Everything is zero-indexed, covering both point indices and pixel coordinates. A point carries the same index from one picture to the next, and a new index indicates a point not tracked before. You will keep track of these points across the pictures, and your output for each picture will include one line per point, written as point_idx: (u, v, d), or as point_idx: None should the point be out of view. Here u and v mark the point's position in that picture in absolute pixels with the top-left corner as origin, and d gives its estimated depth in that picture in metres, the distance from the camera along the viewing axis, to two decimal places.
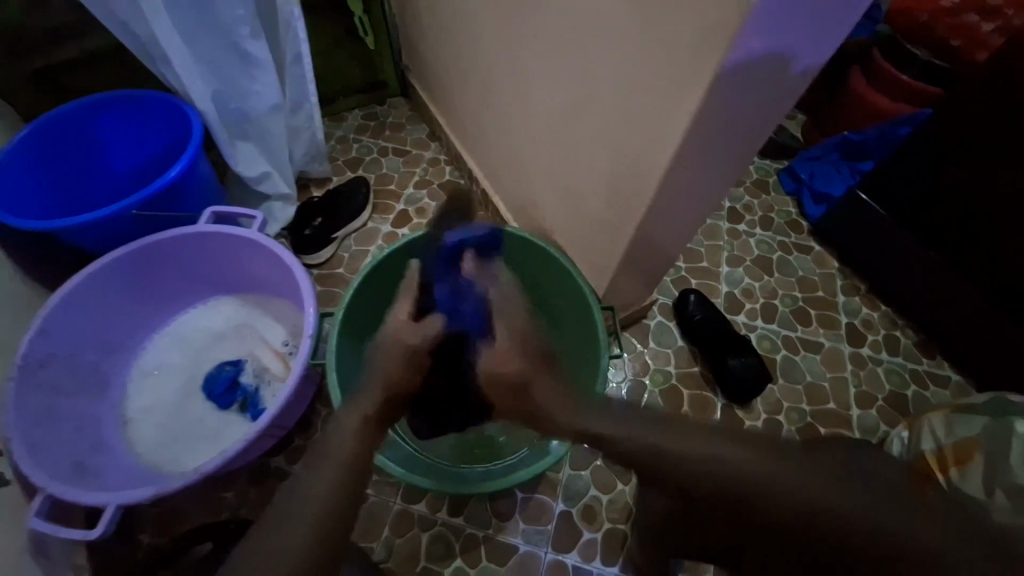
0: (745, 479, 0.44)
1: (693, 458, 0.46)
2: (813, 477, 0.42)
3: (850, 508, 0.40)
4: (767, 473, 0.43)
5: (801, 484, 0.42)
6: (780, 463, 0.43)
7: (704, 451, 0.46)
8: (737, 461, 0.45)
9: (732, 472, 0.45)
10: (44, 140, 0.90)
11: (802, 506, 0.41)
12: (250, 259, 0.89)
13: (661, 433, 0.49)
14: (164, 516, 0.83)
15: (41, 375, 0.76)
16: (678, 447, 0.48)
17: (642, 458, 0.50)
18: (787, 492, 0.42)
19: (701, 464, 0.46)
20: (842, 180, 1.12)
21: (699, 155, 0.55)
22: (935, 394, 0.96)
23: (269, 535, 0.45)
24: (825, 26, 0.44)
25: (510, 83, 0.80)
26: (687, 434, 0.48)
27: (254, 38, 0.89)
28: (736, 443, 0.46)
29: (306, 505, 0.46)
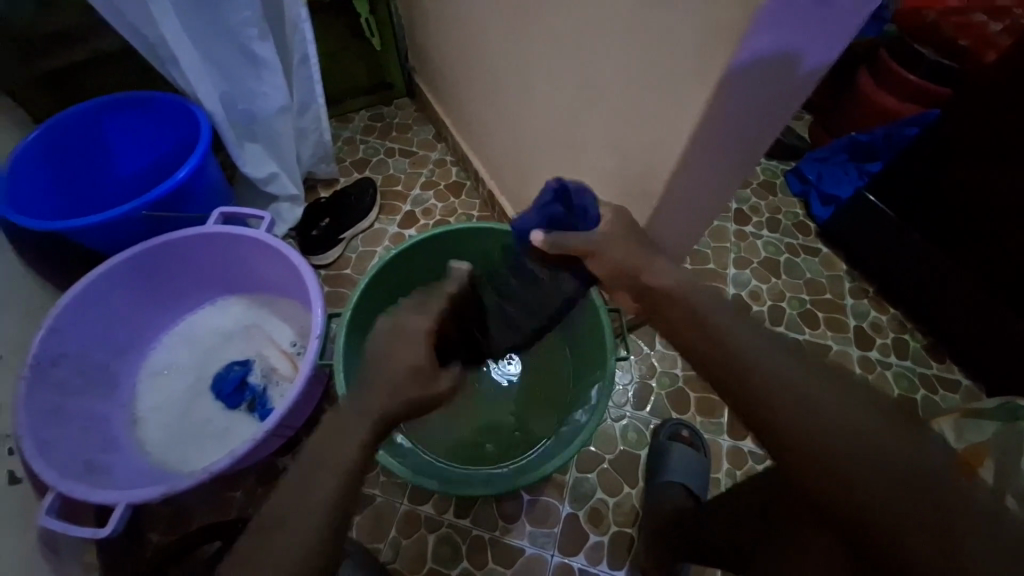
0: (789, 383, 0.40)
1: (743, 350, 0.44)
2: (859, 404, 0.37)
3: (886, 442, 0.35)
4: (814, 386, 0.39)
5: (843, 404, 0.38)
6: (832, 383, 0.39)
7: (756, 359, 0.43)
8: (790, 380, 0.40)
9: (775, 371, 0.41)
10: (56, 142, 0.91)
11: (833, 427, 0.37)
12: (259, 260, 0.89)
13: (716, 312, 0.49)
14: (173, 515, 0.84)
15: (53, 374, 0.77)
16: (730, 340, 0.46)
17: (693, 341, 0.49)
18: (823, 411, 0.38)
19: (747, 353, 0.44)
20: (850, 182, 1.11)
21: (707, 158, 0.55)
22: (944, 398, 0.96)
23: (263, 521, 0.41)
24: (834, 27, 0.44)
25: (517, 85, 0.80)
26: (741, 326, 0.47)
27: (262, 39, 0.90)
28: (802, 366, 0.41)
29: (299, 494, 0.42)
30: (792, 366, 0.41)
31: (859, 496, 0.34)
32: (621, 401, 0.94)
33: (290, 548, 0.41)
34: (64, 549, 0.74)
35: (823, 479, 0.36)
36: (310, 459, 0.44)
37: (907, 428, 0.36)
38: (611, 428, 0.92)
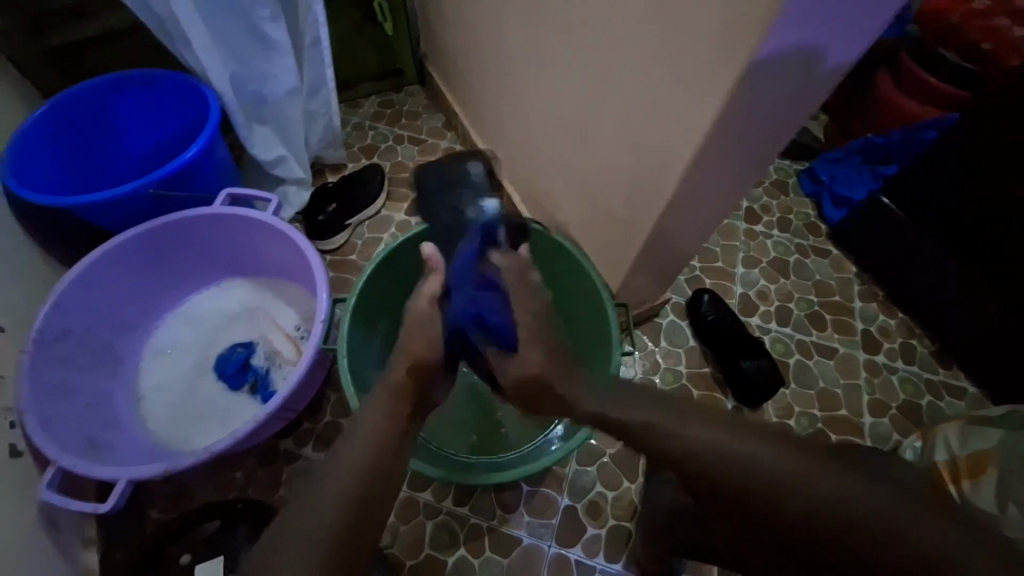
0: (767, 472, 0.45)
1: (715, 449, 0.47)
2: (838, 469, 0.43)
3: (875, 508, 0.40)
4: (791, 467, 0.44)
5: (824, 476, 0.43)
6: (802, 457, 0.45)
7: (713, 449, 0.47)
8: (759, 467, 0.45)
9: (753, 465, 0.45)
10: (64, 116, 0.90)
11: (828, 500, 0.42)
12: (265, 242, 0.89)
13: (669, 421, 0.51)
14: (173, 492, 0.84)
15: (56, 349, 0.77)
16: (676, 430, 0.50)
17: (658, 448, 0.51)
18: (813, 489, 0.43)
19: (722, 454, 0.47)
20: (863, 184, 1.10)
21: (723, 153, 0.54)
22: (950, 404, 0.95)
23: (285, 527, 0.45)
24: (861, 20, 0.43)
25: (530, 74, 0.79)
26: (693, 420, 0.50)
27: (274, 20, 0.88)
28: (759, 448, 0.46)
29: (321, 500, 0.47)
30: (764, 451, 0.46)
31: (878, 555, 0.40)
32: None
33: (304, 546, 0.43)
34: (63, 523, 0.75)
35: (841, 546, 0.42)
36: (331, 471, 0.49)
37: (880, 481, 0.42)
38: None
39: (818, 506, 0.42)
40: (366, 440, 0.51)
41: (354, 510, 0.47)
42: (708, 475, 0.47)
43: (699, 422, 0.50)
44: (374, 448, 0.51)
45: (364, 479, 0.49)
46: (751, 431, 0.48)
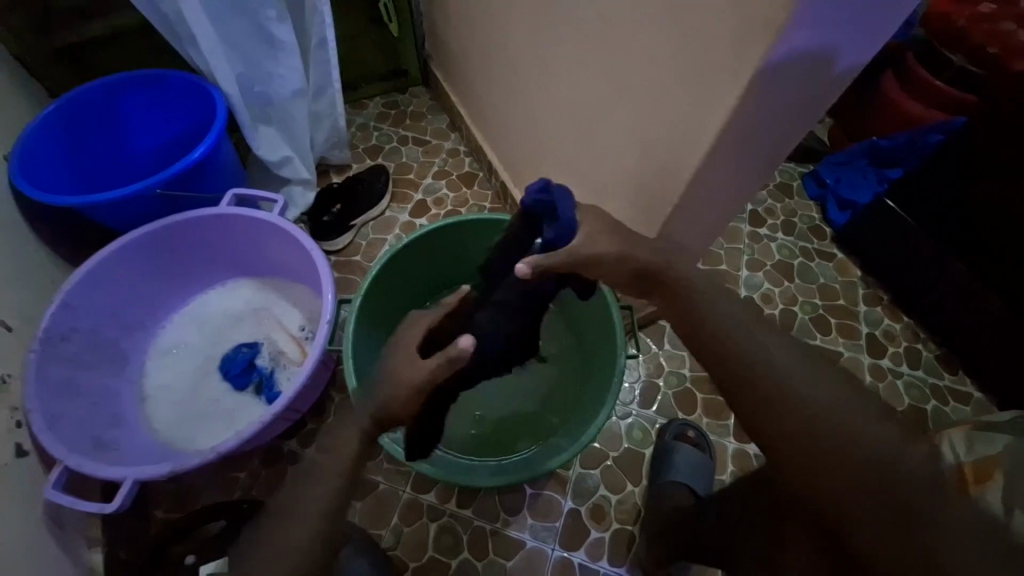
0: (820, 401, 0.44)
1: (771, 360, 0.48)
2: (884, 432, 0.42)
3: (909, 471, 0.39)
4: (845, 406, 0.44)
5: (869, 427, 0.42)
6: (857, 401, 0.44)
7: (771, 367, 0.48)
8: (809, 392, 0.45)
9: (801, 386, 0.45)
10: (71, 117, 0.91)
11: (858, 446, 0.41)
12: (271, 243, 0.89)
13: (733, 325, 0.52)
14: (178, 492, 0.85)
15: (63, 348, 0.78)
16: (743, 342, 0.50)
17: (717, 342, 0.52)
18: (850, 434, 0.42)
19: (784, 368, 0.47)
20: (868, 187, 1.09)
21: (732, 157, 0.54)
22: (955, 409, 0.95)
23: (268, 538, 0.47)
24: (872, 23, 0.43)
25: (537, 76, 0.79)
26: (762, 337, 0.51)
27: (280, 21, 0.89)
28: (816, 378, 0.46)
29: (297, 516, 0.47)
30: (817, 387, 0.45)
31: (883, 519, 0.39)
32: (628, 400, 0.94)
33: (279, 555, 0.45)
34: (69, 523, 0.75)
35: (857, 512, 0.40)
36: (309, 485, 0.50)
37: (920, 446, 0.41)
38: (616, 425, 0.91)
39: (845, 451, 0.41)
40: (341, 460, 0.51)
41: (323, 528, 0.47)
42: (763, 392, 0.47)
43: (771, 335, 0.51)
44: (339, 471, 0.51)
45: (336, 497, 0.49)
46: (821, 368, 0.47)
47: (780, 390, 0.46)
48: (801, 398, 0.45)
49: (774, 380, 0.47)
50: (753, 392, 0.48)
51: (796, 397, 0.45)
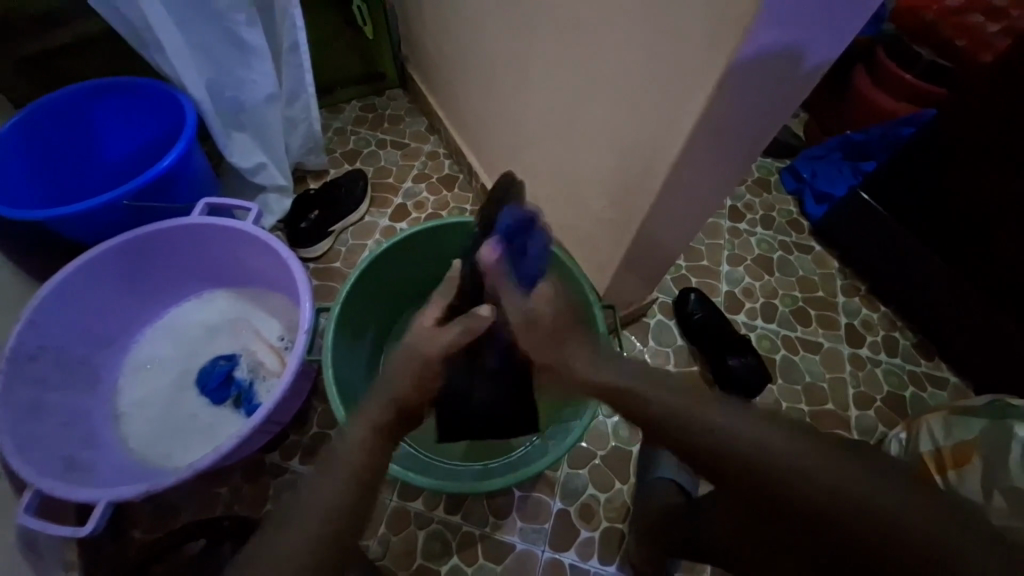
0: (774, 466, 0.42)
1: (715, 430, 0.45)
2: (844, 465, 0.40)
3: (878, 497, 0.38)
4: (777, 449, 0.42)
5: (828, 466, 0.40)
6: (805, 443, 0.42)
7: (726, 439, 0.44)
8: (766, 453, 0.42)
9: (754, 448, 0.43)
10: (34, 127, 0.88)
11: (830, 493, 0.40)
12: (246, 252, 0.87)
13: (670, 400, 0.48)
14: (157, 511, 0.82)
15: (30, 369, 0.75)
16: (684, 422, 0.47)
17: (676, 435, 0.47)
18: (819, 483, 0.40)
19: (728, 440, 0.44)
20: (844, 180, 1.11)
21: (706, 154, 0.54)
22: (932, 395, 0.97)
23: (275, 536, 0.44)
24: (841, 19, 0.43)
25: (513, 76, 0.79)
26: (707, 405, 0.47)
27: (250, 26, 0.87)
28: (756, 426, 0.44)
29: (309, 511, 0.45)
30: (755, 435, 0.43)
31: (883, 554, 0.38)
32: None
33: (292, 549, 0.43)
34: (43, 548, 0.72)
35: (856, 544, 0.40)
36: (321, 479, 0.47)
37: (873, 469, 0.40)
38: (603, 424, 0.91)
39: (825, 499, 0.40)
40: (353, 456, 0.49)
41: (343, 519, 0.45)
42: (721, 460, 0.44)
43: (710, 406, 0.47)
44: (351, 473, 0.48)
45: (349, 494, 0.47)
46: (759, 420, 0.44)
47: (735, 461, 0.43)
48: (760, 464, 0.42)
49: (724, 460, 0.44)
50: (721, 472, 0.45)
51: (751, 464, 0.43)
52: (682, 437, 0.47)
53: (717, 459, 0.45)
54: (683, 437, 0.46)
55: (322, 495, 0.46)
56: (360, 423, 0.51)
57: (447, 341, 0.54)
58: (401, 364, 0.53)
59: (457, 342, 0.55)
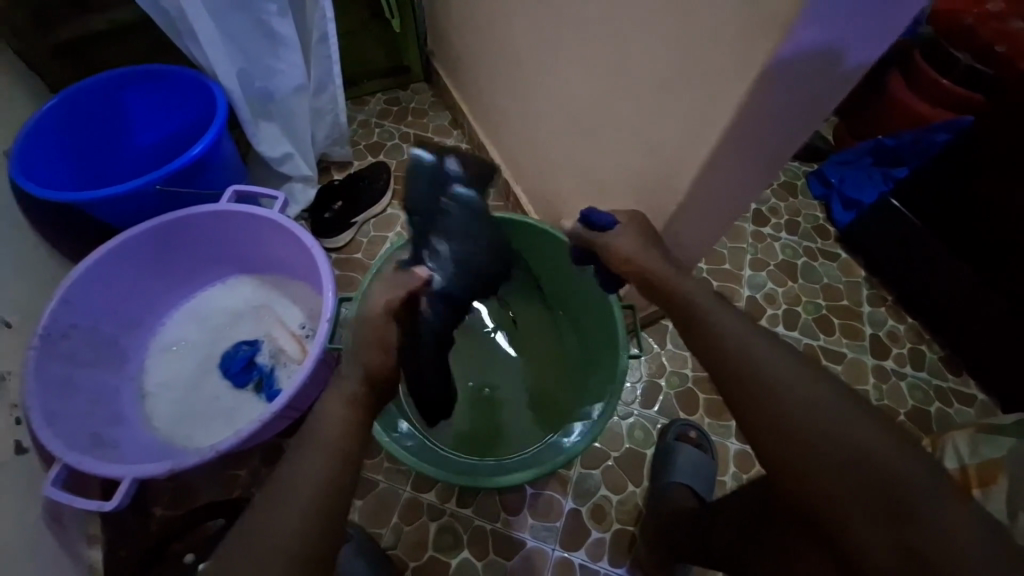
0: (809, 409, 0.42)
1: (767, 375, 0.44)
2: (868, 428, 0.40)
3: (915, 486, 0.37)
4: (840, 416, 0.41)
5: (860, 432, 0.40)
6: (857, 413, 0.41)
7: (775, 365, 0.45)
8: (814, 399, 0.42)
9: (800, 403, 0.42)
10: (70, 112, 0.90)
11: (864, 457, 0.39)
12: (271, 240, 0.89)
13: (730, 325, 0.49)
14: (179, 490, 0.85)
15: (62, 345, 0.77)
16: (737, 345, 0.47)
17: (723, 354, 0.48)
18: (854, 452, 0.39)
19: (769, 377, 0.44)
20: (873, 186, 1.08)
21: (739, 158, 0.54)
22: (959, 412, 0.94)
23: (266, 506, 0.43)
24: (885, 18, 0.42)
25: (539, 72, 0.79)
26: (761, 339, 0.47)
27: (280, 16, 0.88)
28: (818, 381, 0.43)
29: (291, 487, 0.44)
30: (816, 397, 0.42)
31: (866, 518, 0.38)
32: (629, 399, 0.94)
33: (283, 517, 0.42)
34: (68, 519, 0.75)
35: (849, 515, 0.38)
36: (298, 456, 0.46)
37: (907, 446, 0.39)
38: (618, 425, 0.91)
39: (843, 467, 0.39)
40: (334, 430, 0.49)
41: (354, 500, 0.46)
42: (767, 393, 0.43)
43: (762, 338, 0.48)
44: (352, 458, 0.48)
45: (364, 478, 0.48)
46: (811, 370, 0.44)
47: (772, 405, 0.43)
48: (795, 413, 0.42)
49: (762, 408, 0.43)
50: (773, 420, 0.42)
51: (795, 408, 0.42)
52: (738, 358, 0.46)
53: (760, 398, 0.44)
54: (740, 359, 0.46)
55: (302, 470, 0.45)
56: (335, 401, 0.51)
57: (382, 302, 0.59)
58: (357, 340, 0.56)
59: (391, 300, 0.60)
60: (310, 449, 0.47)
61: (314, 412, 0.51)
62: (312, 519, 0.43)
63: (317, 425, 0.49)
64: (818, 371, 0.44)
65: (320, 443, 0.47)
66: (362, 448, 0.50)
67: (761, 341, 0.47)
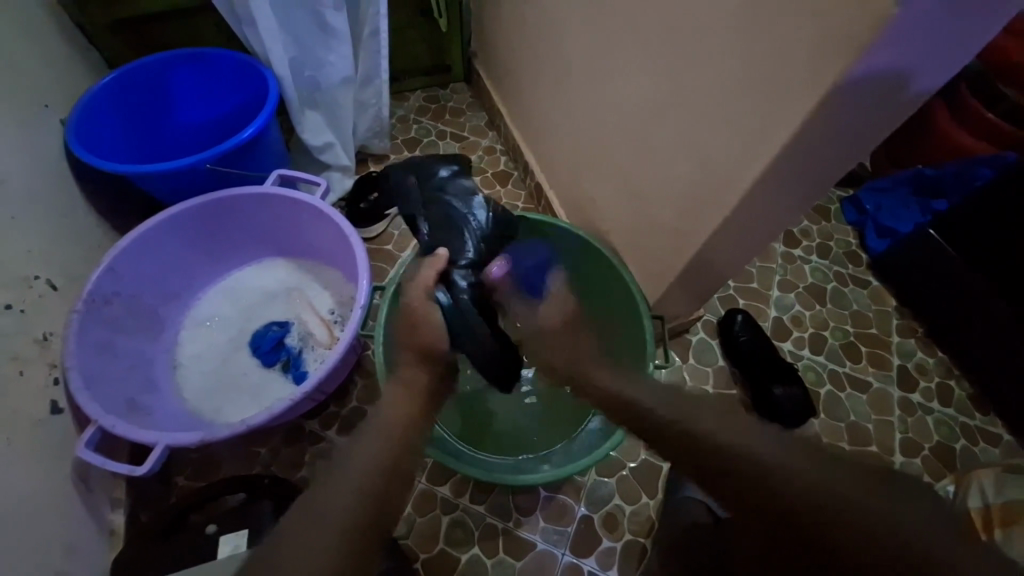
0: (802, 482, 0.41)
1: (756, 458, 0.43)
2: (872, 489, 0.39)
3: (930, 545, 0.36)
4: (845, 491, 0.39)
5: (867, 496, 0.39)
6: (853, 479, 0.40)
7: (763, 454, 0.43)
8: (813, 480, 0.41)
9: (803, 487, 0.40)
10: (128, 88, 0.93)
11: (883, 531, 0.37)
12: (310, 225, 0.90)
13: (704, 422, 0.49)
14: (202, 461, 0.87)
15: (104, 310, 0.79)
16: (717, 438, 0.46)
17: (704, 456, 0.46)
18: (869, 513, 0.38)
19: (755, 459, 0.43)
20: (910, 217, 1.07)
21: (791, 177, 0.54)
22: (984, 451, 0.92)
23: (322, 482, 0.45)
24: (956, 46, 0.42)
25: (587, 79, 0.80)
26: (739, 432, 0.46)
27: (336, 10, 0.90)
28: (812, 462, 0.42)
29: (351, 470, 0.46)
30: (814, 478, 0.41)
31: None
32: None
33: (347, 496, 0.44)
34: (95, 481, 0.76)
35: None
36: (359, 441, 0.50)
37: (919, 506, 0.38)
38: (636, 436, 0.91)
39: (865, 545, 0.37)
40: (392, 419, 0.53)
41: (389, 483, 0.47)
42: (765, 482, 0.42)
43: (741, 428, 0.47)
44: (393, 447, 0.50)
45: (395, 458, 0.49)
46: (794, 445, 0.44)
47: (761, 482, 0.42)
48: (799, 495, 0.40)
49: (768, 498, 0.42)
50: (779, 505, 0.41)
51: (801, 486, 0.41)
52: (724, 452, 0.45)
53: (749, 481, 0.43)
54: (727, 452, 0.45)
55: (366, 455, 0.48)
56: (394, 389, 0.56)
57: (421, 284, 0.70)
58: (404, 323, 0.67)
59: (428, 280, 0.71)
60: (368, 437, 0.50)
61: (375, 408, 0.55)
62: (354, 498, 0.44)
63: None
64: (806, 451, 0.43)
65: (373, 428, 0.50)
66: (411, 441, 0.52)
67: (739, 433, 0.46)
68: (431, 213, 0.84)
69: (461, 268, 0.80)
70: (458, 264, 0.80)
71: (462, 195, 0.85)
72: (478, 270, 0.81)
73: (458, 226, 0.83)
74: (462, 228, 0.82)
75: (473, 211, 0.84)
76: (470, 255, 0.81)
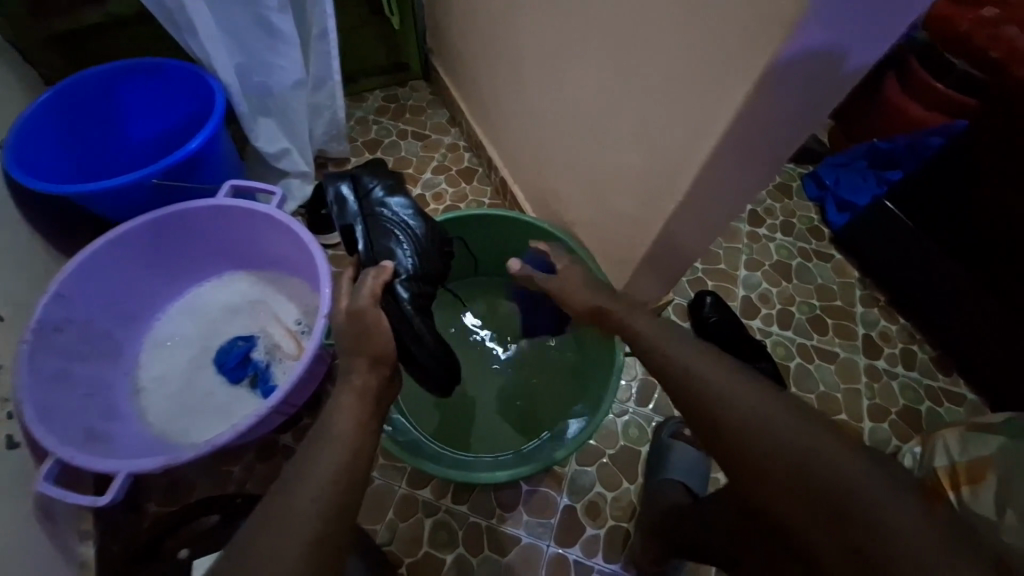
0: (777, 439, 0.43)
1: (743, 418, 0.45)
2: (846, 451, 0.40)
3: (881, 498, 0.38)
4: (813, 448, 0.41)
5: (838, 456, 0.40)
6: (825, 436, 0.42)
7: (750, 405, 0.45)
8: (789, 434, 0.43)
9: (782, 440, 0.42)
10: (66, 104, 0.89)
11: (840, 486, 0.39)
12: (269, 236, 0.88)
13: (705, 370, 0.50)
14: (174, 484, 0.85)
15: (55, 338, 0.76)
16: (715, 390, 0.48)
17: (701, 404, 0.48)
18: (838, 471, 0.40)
19: (740, 416, 0.45)
20: (868, 189, 1.10)
21: (738, 157, 0.54)
22: (948, 411, 0.95)
23: (277, 494, 0.43)
24: (885, 20, 0.42)
25: (540, 71, 0.79)
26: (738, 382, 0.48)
27: (280, 11, 0.88)
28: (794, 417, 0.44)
29: (304, 485, 0.44)
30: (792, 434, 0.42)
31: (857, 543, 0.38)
32: (625, 397, 0.94)
33: (308, 504, 0.43)
34: (59, 514, 0.74)
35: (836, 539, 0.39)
36: (311, 455, 0.47)
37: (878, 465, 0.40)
38: (614, 423, 0.92)
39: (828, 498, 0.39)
40: (343, 425, 0.50)
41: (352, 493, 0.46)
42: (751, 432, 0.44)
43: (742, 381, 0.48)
44: (345, 455, 0.47)
45: (357, 465, 0.48)
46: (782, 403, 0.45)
47: (736, 439, 0.44)
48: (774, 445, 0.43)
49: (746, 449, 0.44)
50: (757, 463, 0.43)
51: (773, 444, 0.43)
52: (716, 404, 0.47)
53: (728, 436, 0.45)
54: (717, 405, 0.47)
55: (321, 468, 0.45)
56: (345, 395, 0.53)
57: (369, 290, 0.62)
58: (351, 330, 0.59)
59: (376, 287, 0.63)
60: (323, 448, 0.47)
61: (327, 414, 0.52)
62: (315, 510, 0.42)
63: (329, 421, 0.50)
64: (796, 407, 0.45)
65: (330, 439, 0.48)
66: (365, 447, 0.50)
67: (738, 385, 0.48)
68: (368, 218, 0.75)
69: (401, 280, 0.70)
70: (399, 275, 0.71)
71: (365, 183, 0.78)
72: (420, 280, 0.73)
73: (389, 231, 0.75)
74: (395, 231, 0.75)
75: (406, 213, 0.77)
76: (409, 265, 0.73)
